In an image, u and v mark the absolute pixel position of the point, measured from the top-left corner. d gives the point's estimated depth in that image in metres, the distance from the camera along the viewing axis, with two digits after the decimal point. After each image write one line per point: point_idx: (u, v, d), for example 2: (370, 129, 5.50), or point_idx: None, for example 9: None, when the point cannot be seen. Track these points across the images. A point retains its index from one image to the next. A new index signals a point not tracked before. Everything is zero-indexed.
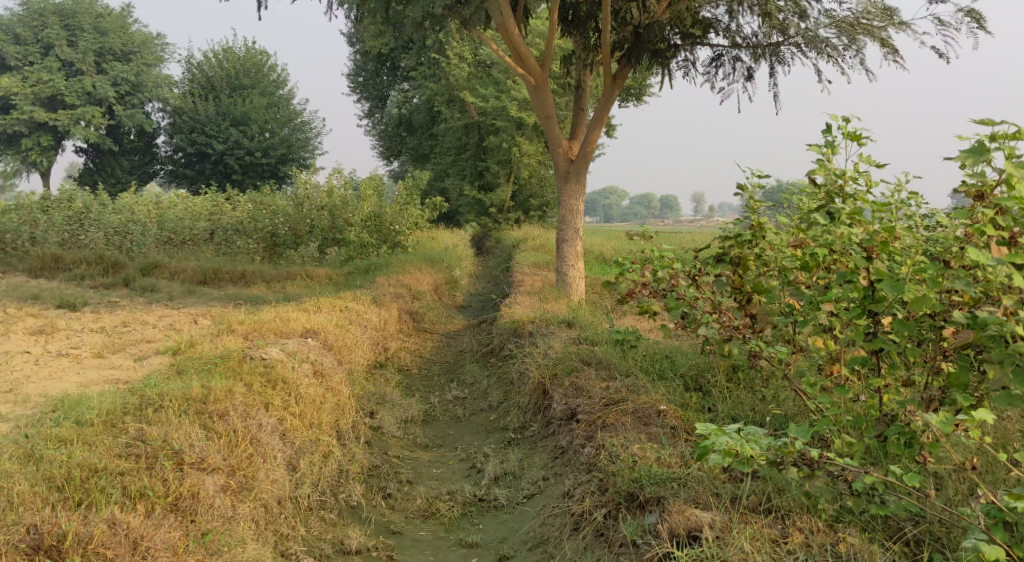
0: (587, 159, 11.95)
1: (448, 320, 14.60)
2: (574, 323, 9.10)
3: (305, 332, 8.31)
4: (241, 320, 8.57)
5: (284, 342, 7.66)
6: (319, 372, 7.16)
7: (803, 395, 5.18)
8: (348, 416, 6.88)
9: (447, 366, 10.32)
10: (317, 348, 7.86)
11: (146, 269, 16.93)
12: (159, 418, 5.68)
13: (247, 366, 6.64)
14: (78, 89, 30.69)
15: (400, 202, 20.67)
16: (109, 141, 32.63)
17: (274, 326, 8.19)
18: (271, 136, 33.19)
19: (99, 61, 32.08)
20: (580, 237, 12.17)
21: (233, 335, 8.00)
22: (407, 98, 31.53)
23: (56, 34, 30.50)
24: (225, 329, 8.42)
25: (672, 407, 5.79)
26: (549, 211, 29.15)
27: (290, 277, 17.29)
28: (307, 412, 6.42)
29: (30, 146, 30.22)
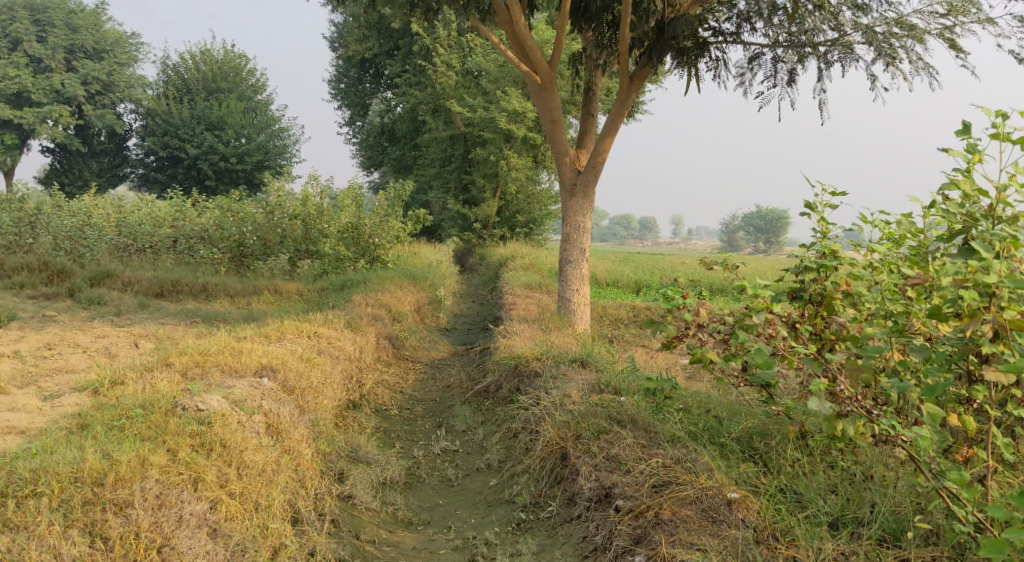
0: (597, 171, 10.54)
1: (431, 346, 13.11)
2: (588, 363, 7.70)
3: (259, 370, 6.74)
4: (185, 349, 7.04)
5: (232, 385, 6.17)
6: (274, 429, 5.89)
7: (944, 494, 4.00)
8: (309, 487, 5.56)
9: (433, 406, 8.85)
10: (275, 393, 6.35)
11: (97, 279, 15.28)
12: (23, 517, 4.58)
13: (176, 423, 5.43)
14: (46, 87, 28.84)
15: (381, 213, 19.13)
16: (76, 142, 30.76)
17: (221, 361, 6.65)
18: (247, 141, 31.53)
19: (68, 58, 30.27)
20: (586, 259, 10.77)
21: (169, 371, 6.45)
22: (390, 107, 30.10)
23: (25, 29, 28.67)
24: (162, 361, 6.87)
25: (744, 494, 4.56)
26: (535, 228, 27.85)
27: (257, 292, 15.70)
28: (251, 491, 5.18)
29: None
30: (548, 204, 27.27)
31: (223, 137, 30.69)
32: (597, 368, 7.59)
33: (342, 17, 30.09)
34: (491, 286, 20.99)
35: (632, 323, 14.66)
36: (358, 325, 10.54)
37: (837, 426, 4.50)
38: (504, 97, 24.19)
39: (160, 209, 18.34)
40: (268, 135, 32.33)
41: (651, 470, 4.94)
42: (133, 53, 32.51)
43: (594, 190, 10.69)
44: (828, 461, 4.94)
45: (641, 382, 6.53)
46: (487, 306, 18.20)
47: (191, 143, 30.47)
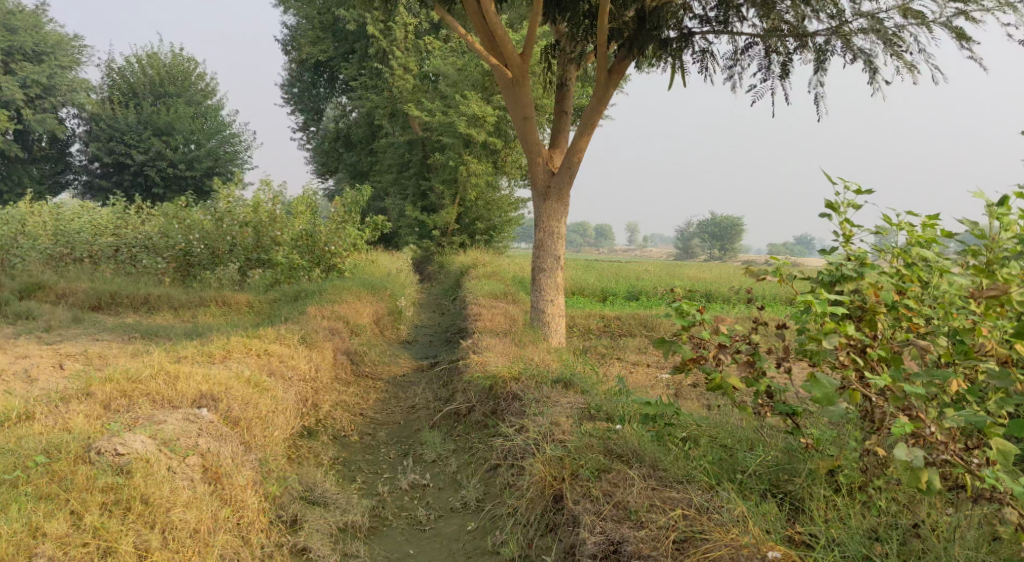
0: (572, 171, 9.84)
1: (392, 361, 12.28)
2: (572, 385, 6.96)
3: (197, 401, 5.98)
4: (113, 375, 6.17)
5: (163, 421, 5.51)
6: (212, 473, 5.31)
7: None
8: (252, 545, 5.04)
9: (397, 431, 8.03)
10: (214, 428, 5.67)
11: (28, 290, 14.20)
12: None
13: (87, 475, 4.91)
14: None
15: (337, 220, 18.07)
16: (15, 148, 29.22)
17: (152, 390, 5.92)
18: (196, 148, 30.27)
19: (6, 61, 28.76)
20: (562, 267, 10.05)
21: (88, 401, 5.76)
22: (345, 112, 29.06)
23: None
24: (83, 388, 5.99)
25: (784, 553, 4.16)
26: (496, 235, 27.03)
27: (204, 304, 14.66)
28: (178, 561, 4.68)
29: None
30: (509, 211, 26.44)
31: (171, 143, 29.39)
32: (582, 392, 6.84)
33: (295, 19, 28.96)
34: (452, 296, 20.07)
35: (603, 336, 13.99)
36: (313, 341, 9.67)
37: (920, 476, 4.05)
38: (463, 101, 23.33)
39: (99, 217, 17.17)
40: (218, 141, 31.09)
41: (671, 523, 4.47)
42: (76, 56, 31.03)
43: (569, 194, 9.99)
44: (870, 506, 4.47)
45: (638, 407, 5.86)
46: (449, 317, 17.31)
47: (136, 150, 29.17)
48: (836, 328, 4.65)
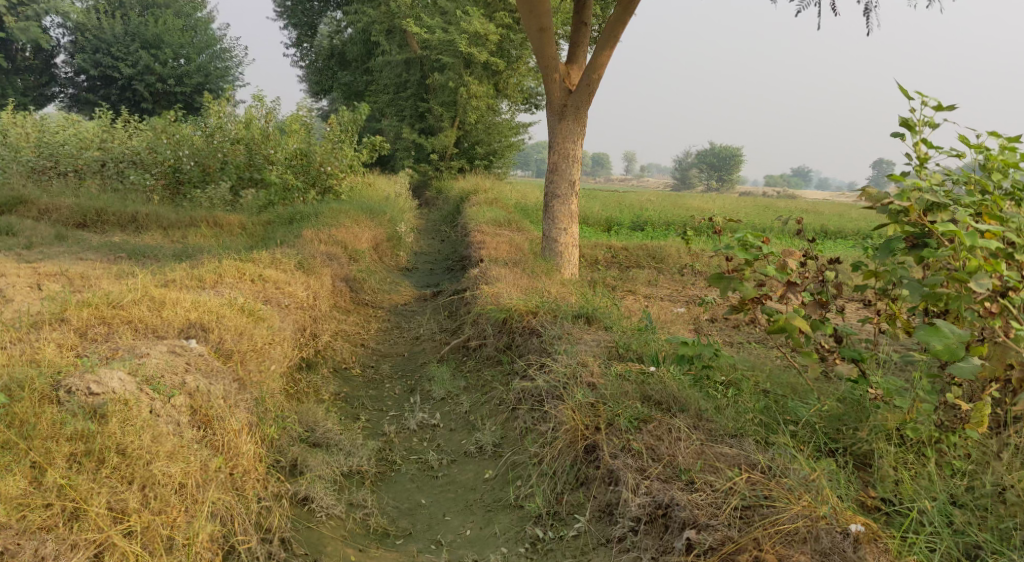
0: (591, 90, 9.13)
1: (393, 289, 11.76)
2: (594, 319, 6.48)
3: (185, 331, 5.49)
4: (92, 300, 5.62)
5: (147, 354, 5.05)
6: (202, 417, 4.85)
7: None
8: (248, 501, 4.58)
9: (401, 365, 7.55)
10: (203, 362, 5.21)
11: (8, 206, 13.52)
12: None
13: (53, 423, 4.41)
14: None
15: (333, 140, 17.21)
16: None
17: (135, 318, 5.42)
18: (186, 62, 29.02)
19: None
20: (576, 194, 9.47)
21: (63, 331, 5.22)
22: (340, 28, 27.79)
23: None
24: (54, 317, 5.41)
25: (866, 526, 3.96)
26: (495, 160, 26.21)
27: (195, 224, 13.98)
28: (160, 524, 4.18)
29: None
30: (509, 135, 25.48)
31: (160, 57, 28.20)
32: (604, 328, 6.36)
33: None
34: (452, 223, 19.43)
35: (610, 268, 13.48)
36: (311, 267, 9.09)
37: None
38: (464, 18, 22.18)
39: (83, 130, 16.33)
40: (209, 56, 29.86)
41: (730, 486, 4.26)
42: None
43: (586, 114, 9.32)
44: (942, 464, 4.22)
45: (671, 348, 5.51)
46: (449, 244, 16.70)
47: (124, 62, 27.91)
48: (983, 267, 4.34)
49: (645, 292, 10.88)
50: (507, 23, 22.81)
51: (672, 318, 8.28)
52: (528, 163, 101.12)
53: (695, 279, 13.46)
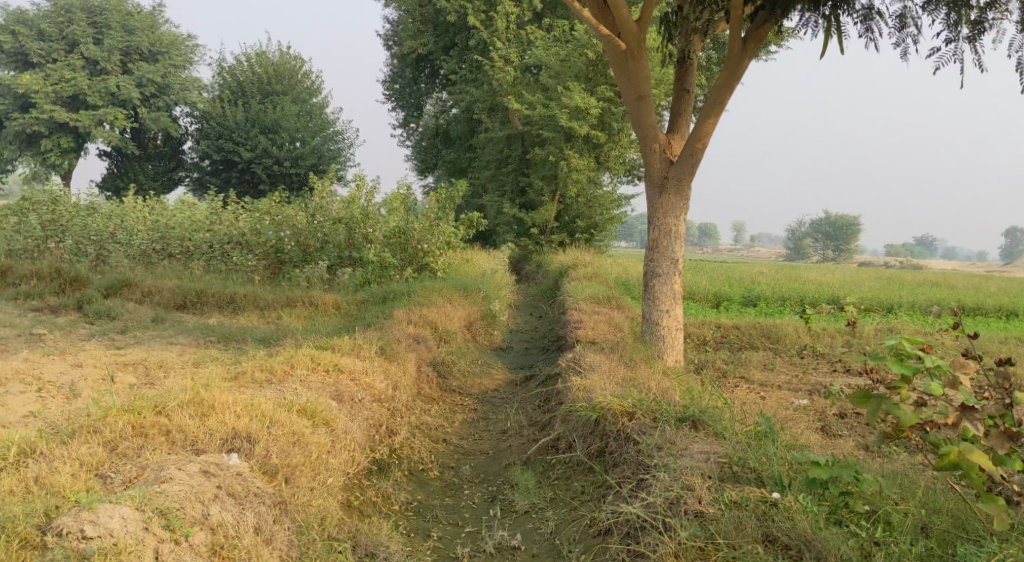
0: (695, 159, 8.43)
1: (484, 372, 11.12)
2: (700, 424, 5.71)
3: (228, 443, 5.54)
4: (137, 404, 5.75)
5: (171, 477, 5.02)
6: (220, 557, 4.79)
7: None
8: None
9: (483, 466, 6.85)
10: (238, 485, 5.18)
11: (113, 288, 13.71)
12: None
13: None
14: (101, 89, 27.76)
15: (431, 217, 16.73)
16: (132, 146, 29.58)
17: (171, 429, 5.51)
18: (301, 145, 30.02)
19: (124, 60, 28.96)
20: (679, 273, 8.65)
21: (95, 442, 5.35)
22: (445, 108, 27.97)
23: (82, 32, 27.63)
24: (95, 421, 5.59)
25: None
26: (597, 233, 25.32)
27: (290, 304, 13.85)
28: None
29: (48, 148, 27.38)
30: (611, 208, 24.64)
31: (278, 141, 29.21)
32: (710, 432, 5.61)
33: (396, 12, 28.00)
34: (551, 299, 18.82)
35: (718, 351, 12.51)
36: (394, 352, 8.57)
37: None
38: (565, 92, 22.01)
39: (191, 210, 16.29)
40: (322, 139, 30.81)
41: None
42: (188, 55, 31.16)
43: (689, 185, 8.59)
44: None
45: (795, 467, 5.06)
46: (546, 322, 16.06)
47: (245, 146, 29.17)
48: None
49: (756, 382, 9.87)
50: (609, 97, 22.47)
51: (789, 417, 7.32)
52: (633, 234, 100.04)
53: (813, 362, 12.31)
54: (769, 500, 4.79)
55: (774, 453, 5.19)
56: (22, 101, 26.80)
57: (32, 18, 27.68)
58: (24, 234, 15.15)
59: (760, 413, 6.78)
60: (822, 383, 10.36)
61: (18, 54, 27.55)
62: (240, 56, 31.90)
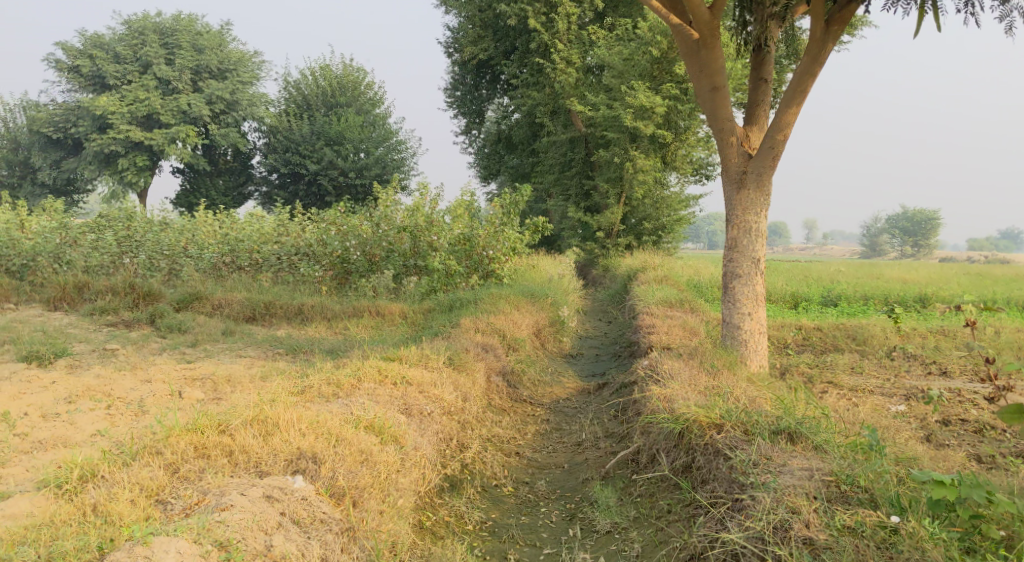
0: (776, 152, 7.99)
1: (555, 380, 10.80)
2: (799, 437, 5.36)
3: (293, 464, 5.34)
4: (199, 423, 5.65)
5: (232, 504, 4.88)
6: None
7: None
8: None
9: (559, 481, 6.52)
10: (304, 511, 5.00)
11: (185, 302, 13.85)
12: None
13: None
14: (173, 108, 28.41)
15: (496, 222, 16.26)
16: (203, 161, 30.24)
17: (232, 449, 5.37)
18: (366, 156, 30.17)
19: (194, 79, 29.60)
20: (761, 273, 8.20)
21: (155, 466, 5.25)
22: (507, 113, 27.69)
23: (155, 53, 28.30)
24: (156, 442, 5.51)
25: None
26: (665, 235, 24.67)
27: (357, 314, 13.77)
28: None
29: (124, 166, 28.17)
30: (679, 209, 23.99)
31: (342, 152, 29.47)
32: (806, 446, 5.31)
33: (456, 19, 27.89)
34: (620, 303, 18.38)
35: (800, 355, 11.94)
36: (463, 362, 8.32)
37: None
38: (629, 92, 21.59)
39: (259, 223, 16.41)
40: (386, 148, 30.89)
41: None
42: (255, 71, 31.73)
43: (770, 179, 8.11)
44: None
45: (913, 486, 4.81)
46: (617, 328, 15.65)
47: (311, 159, 29.50)
48: None
49: (844, 388, 9.32)
50: (674, 95, 21.93)
51: (889, 428, 6.81)
52: (699, 236, 98.26)
53: (903, 366, 11.68)
54: (890, 528, 4.59)
55: (879, 468, 4.97)
56: (99, 122, 27.63)
57: (108, 41, 28.52)
58: (100, 250, 15.46)
59: (858, 424, 6.30)
60: (916, 389, 9.73)
61: (95, 77, 28.44)
62: (305, 71, 32.37)
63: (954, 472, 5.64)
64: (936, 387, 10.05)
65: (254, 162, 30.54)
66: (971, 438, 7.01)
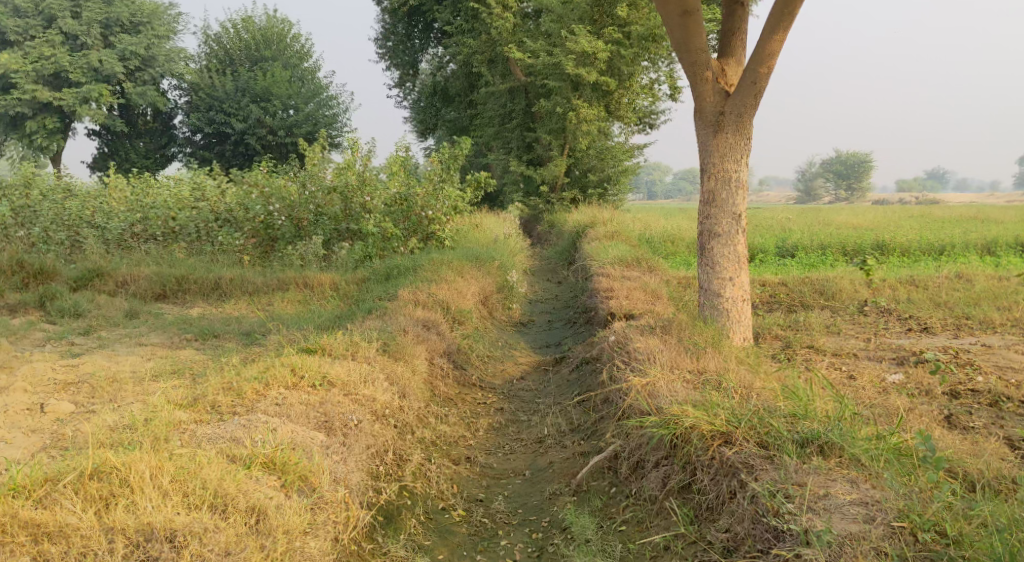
0: (758, 88, 6.86)
1: (506, 355, 9.62)
2: (831, 450, 4.47)
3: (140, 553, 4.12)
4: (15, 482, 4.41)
5: None
6: None
7: None
8: None
9: (520, 495, 5.41)
10: None
11: (83, 279, 12.12)
12: None
13: None
14: (84, 65, 25.92)
15: (434, 179, 14.87)
16: (120, 123, 27.82)
17: (47, 524, 4.17)
18: (295, 113, 28.21)
19: (104, 34, 26.94)
20: (743, 231, 7.12)
21: None
22: (442, 63, 25.94)
23: (59, 5, 25.65)
24: None
25: None
26: (611, 187, 23.51)
27: (283, 287, 12.32)
28: None
29: (33, 130, 25.66)
30: (625, 160, 22.85)
31: (270, 109, 27.46)
32: (840, 457, 4.46)
33: None
34: (569, 262, 17.22)
35: (770, 315, 10.95)
36: (400, 349, 7.04)
37: None
38: (570, 36, 20.16)
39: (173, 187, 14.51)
40: (316, 104, 28.93)
41: None
42: (171, 24, 28.96)
43: (751, 120, 7.02)
44: None
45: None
46: (568, 290, 14.50)
47: (236, 117, 27.33)
48: None
49: (830, 356, 8.37)
50: (617, 39, 20.55)
51: (904, 411, 5.80)
52: (639, 186, 97.72)
53: (881, 322, 10.84)
54: None
55: (950, 500, 4.13)
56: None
57: None
58: None
59: (878, 415, 5.26)
60: (904, 350, 8.83)
61: None
62: (225, 24, 30.10)
63: (1008, 472, 4.61)
64: (924, 347, 9.15)
65: (176, 123, 28.26)
66: (993, 416, 6.06)
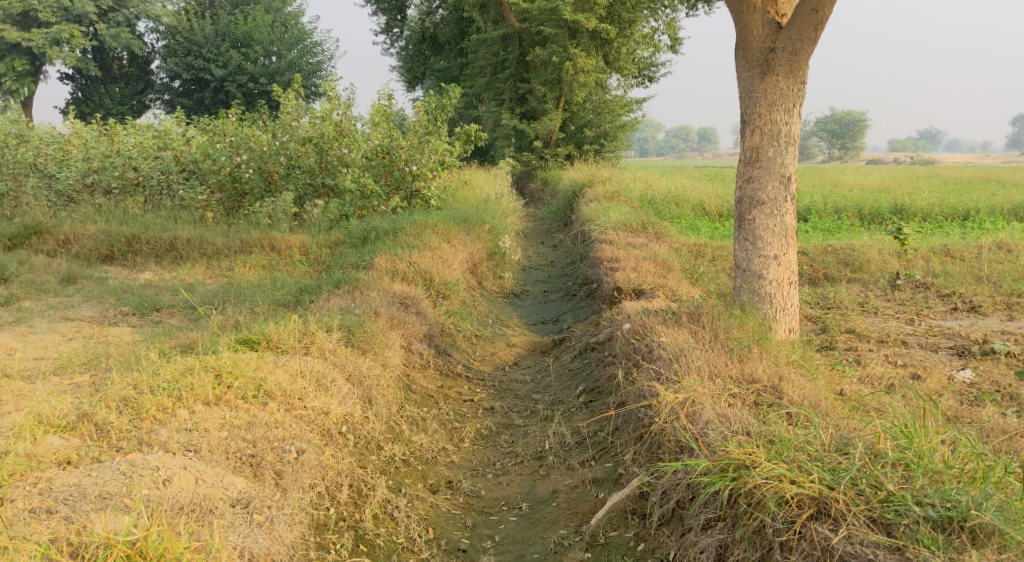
0: (822, 17, 5.48)
1: (497, 335, 8.26)
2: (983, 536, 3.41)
3: None
4: None
5: None
6: None
7: None
8: None
9: (513, 547, 4.28)
10: None
11: (19, 237, 10.66)
12: None
13: None
14: (53, 3, 23.99)
15: (419, 131, 13.40)
16: (93, 67, 25.94)
17: None
18: (278, 60, 26.46)
19: None
20: (791, 198, 5.81)
21: None
22: (431, 8, 24.19)
23: None
24: None
25: None
26: (608, 143, 22.03)
27: (246, 249, 10.87)
28: None
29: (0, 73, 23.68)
30: (623, 115, 21.36)
31: (251, 55, 25.73)
32: (1003, 548, 3.37)
33: None
34: (565, 224, 15.86)
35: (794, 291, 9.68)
36: (369, 337, 5.72)
37: None
38: None
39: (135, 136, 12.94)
40: (301, 51, 27.14)
41: None
42: None
43: (808, 59, 5.66)
44: None
45: None
46: (564, 256, 13.16)
47: (216, 63, 25.55)
48: None
49: (879, 346, 7.11)
50: None
51: (1004, 435, 4.55)
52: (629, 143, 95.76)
53: (918, 300, 9.57)
54: None
55: None
56: None
57: None
58: None
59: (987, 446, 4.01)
60: (960, 337, 7.56)
61: None
62: None
63: None
64: (980, 332, 7.89)
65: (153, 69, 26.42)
66: None
